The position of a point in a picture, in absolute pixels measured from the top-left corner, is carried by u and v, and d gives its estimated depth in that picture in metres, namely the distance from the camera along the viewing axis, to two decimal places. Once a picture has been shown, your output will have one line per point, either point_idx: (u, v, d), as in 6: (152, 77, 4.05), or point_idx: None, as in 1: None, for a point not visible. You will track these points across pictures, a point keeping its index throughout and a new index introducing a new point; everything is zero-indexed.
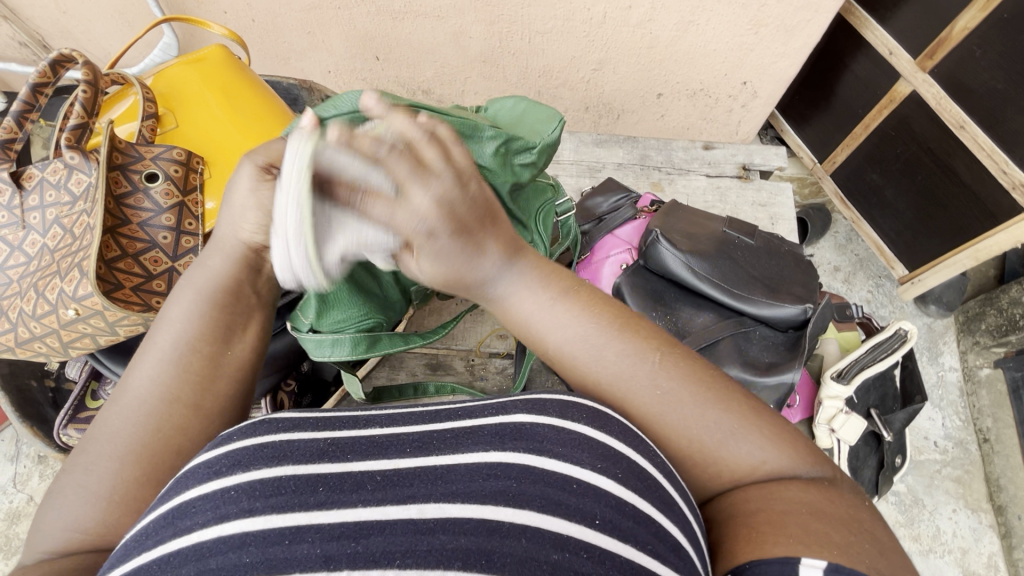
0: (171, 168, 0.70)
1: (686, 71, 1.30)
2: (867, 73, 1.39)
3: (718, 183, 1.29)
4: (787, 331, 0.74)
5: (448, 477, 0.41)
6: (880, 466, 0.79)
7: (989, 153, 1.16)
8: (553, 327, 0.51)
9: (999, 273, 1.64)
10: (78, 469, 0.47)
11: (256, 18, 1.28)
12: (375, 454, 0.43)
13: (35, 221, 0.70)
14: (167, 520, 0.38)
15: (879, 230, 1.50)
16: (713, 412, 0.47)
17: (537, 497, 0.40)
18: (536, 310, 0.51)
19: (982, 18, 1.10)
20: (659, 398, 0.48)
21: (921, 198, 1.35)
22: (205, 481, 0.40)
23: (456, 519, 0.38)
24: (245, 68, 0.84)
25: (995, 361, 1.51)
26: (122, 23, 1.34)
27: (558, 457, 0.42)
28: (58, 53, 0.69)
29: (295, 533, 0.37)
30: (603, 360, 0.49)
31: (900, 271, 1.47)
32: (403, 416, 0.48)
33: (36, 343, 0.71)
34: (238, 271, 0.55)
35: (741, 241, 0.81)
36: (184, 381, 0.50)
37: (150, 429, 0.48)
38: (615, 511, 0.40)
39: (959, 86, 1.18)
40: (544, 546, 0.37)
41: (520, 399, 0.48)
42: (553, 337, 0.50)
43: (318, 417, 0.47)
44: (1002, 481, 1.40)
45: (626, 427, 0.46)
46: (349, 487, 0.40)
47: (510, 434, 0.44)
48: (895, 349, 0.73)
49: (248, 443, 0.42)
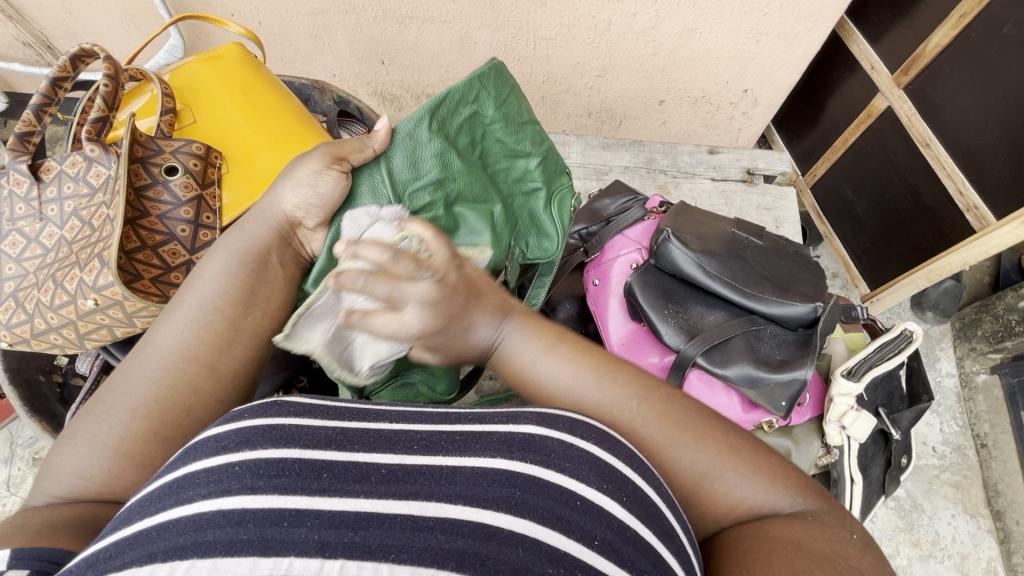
0: (190, 162, 0.71)
1: (688, 79, 1.32)
2: (853, 87, 1.42)
3: (723, 186, 1.30)
4: (797, 330, 0.75)
5: (453, 479, 0.40)
6: (888, 465, 0.79)
7: (949, 173, 1.18)
8: (551, 374, 0.53)
9: (993, 280, 1.67)
10: (96, 415, 0.49)
11: (264, 22, 1.29)
12: (382, 448, 0.43)
13: (52, 213, 0.69)
14: (171, 490, 0.38)
15: (848, 247, 1.51)
16: (689, 447, 0.49)
17: (538, 508, 0.39)
18: (535, 359, 0.54)
19: (954, 36, 1.13)
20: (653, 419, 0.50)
21: (890, 213, 1.36)
22: (212, 455, 0.40)
23: (454, 519, 0.37)
24: (260, 65, 0.85)
25: (992, 367, 1.53)
26: (129, 25, 1.34)
27: (564, 473, 0.42)
28: (79, 48, 0.68)
29: (294, 516, 0.36)
30: (599, 397, 0.51)
31: (863, 289, 1.48)
32: (412, 413, 0.48)
33: (52, 335, 0.71)
34: (271, 241, 0.56)
35: (750, 241, 0.82)
36: (203, 344, 0.51)
37: (164, 385, 0.49)
38: (616, 533, 0.39)
39: (930, 103, 1.20)
40: (539, 558, 0.36)
41: (533, 410, 0.47)
42: (552, 386, 0.53)
43: (331, 406, 0.46)
44: (1000, 486, 1.41)
45: (632, 453, 0.47)
46: (352, 478, 0.39)
47: (519, 442, 0.43)
48: (901, 349, 0.74)
49: (259, 423, 0.42)
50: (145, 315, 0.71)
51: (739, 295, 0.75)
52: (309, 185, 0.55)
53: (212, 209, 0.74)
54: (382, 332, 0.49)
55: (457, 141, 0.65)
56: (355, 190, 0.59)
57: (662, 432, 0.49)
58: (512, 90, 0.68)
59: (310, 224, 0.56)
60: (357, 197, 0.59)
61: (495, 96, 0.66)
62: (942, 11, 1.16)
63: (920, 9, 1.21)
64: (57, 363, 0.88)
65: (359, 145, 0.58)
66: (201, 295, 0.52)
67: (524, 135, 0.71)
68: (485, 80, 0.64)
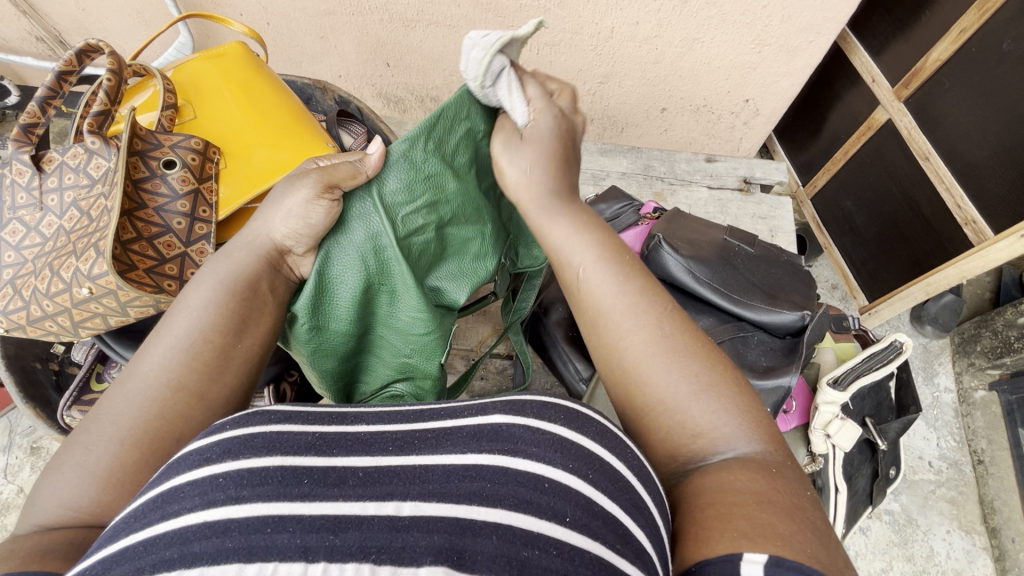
0: (188, 156, 0.72)
1: (690, 87, 1.33)
2: (854, 100, 1.42)
3: (720, 195, 1.31)
4: (784, 337, 0.76)
5: (426, 477, 0.41)
6: (874, 475, 0.79)
7: (948, 187, 1.18)
8: (574, 254, 0.56)
9: (994, 296, 1.67)
10: (82, 446, 0.48)
11: (272, 22, 1.31)
12: (360, 452, 0.43)
13: (52, 203, 0.71)
14: (155, 504, 0.38)
15: (846, 257, 1.51)
16: (680, 368, 0.50)
17: (509, 496, 0.40)
18: (564, 240, 0.56)
19: (953, 51, 1.13)
20: (652, 340, 0.51)
21: (888, 225, 1.38)
22: (194, 467, 0.40)
23: (430, 517, 0.38)
24: (262, 65, 0.86)
25: (990, 383, 1.53)
26: (140, 23, 1.37)
27: (531, 457, 0.42)
28: (85, 43, 0.70)
29: (277, 522, 0.36)
30: (612, 294, 0.53)
31: (861, 301, 1.48)
32: (390, 414, 0.48)
33: (47, 322, 0.72)
34: (260, 268, 0.55)
35: (741, 249, 0.82)
36: (191, 371, 0.50)
37: (152, 415, 0.49)
38: (585, 511, 0.40)
39: (931, 117, 1.20)
40: (514, 544, 0.37)
41: (502, 400, 0.48)
42: (576, 261, 0.55)
43: (308, 412, 0.47)
44: (995, 503, 1.40)
45: (603, 428, 0.46)
46: (332, 482, 0.40)
47: (487, 435, 0.44)
48: (889, 360, 0.75)
49: (239, 433, 0.42)
50: (137, 305, 0.72)
51: (727, 301, 0.76)
52: (301, 215, 0.53)
53: (208, 204, 0.74)
54: (529, 92, 0.54)
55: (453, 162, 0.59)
56: (346, 214, 0.56)
57: (654, 353, 0.51)
58: None
59: (299, 252, 0.55)
60: (349, 221, 0.56)
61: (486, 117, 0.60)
62: (944, 26, 1.16)
63: (921, 24, 1.21)
64: (54, 351, 0.90)
65: (351, 171, 0.53)
66: (188, 324, 0.52)
67: None
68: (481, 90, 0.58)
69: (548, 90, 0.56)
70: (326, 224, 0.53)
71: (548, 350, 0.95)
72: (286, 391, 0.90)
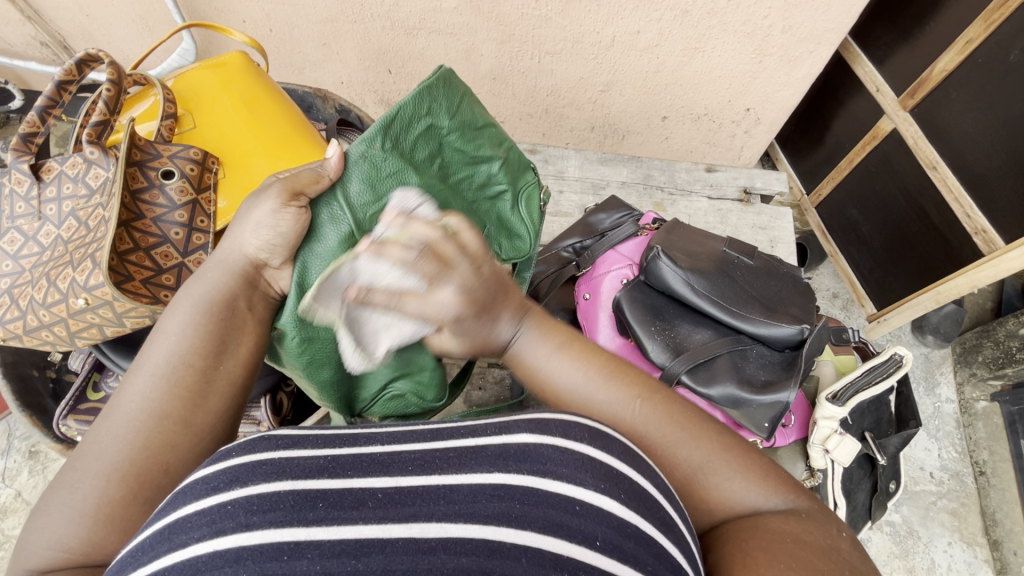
0: (187, 167, 0.72)
1: (691, 96, 1.33)
2: (859, 108, 1.41)
3: (719, 205, 1.31)
4: (784, 351, 0.75)
5: (451, 497, 0.40)
6: (874, 490, 0.79)
7: (956, 197, 1.18)
8: (558, 374, 0.55)
9: (996, 306, 1.66)
10: (67, 485, 0.47)
11: (274, 29, 1.31)
12: (376, 472, 0.42)
13: (51, 213, 0.71)
14: (163, 536, 0.37)
15: (854, 265, 1.47)
16: (687, 443, 0.50)
17: (538, 517, 0.40)
18: (544, 358, 0.55)
19: (960, 62, 1.13)
20: (650, 425, 0.51)
21: (897, 233, 1.34)
22: (204, 496, 0.39)
23: (456, 538, 0.38)
24: (263, 74, 0.86)
25: (992, 395, 1.52)
26: (143, 28, 1.37)
27: (561, 478, 0.42)
28: (85, 53, 0.70)
29: (294, 549, 0.36)
30: (593, 392, 0.53)
31: (869, 309, 1.44)
32: (402, 432, 0.47)
33: (43, 332, 0.72)
34: (232, 289, 0.56)
35: (741, 261, 0.82)
36: (174, 399, 0.50)
37: (139, 445, 0.48)
38: (616, 531, 0.40)
39: (937, 127, 1.20)
40: (543, 566, 0.37)
41: (524, 418, 0.46)
42: (558, 386, 0.55)
43: (318, 434, 0.45)
44: (997, 516, 1.39)
45: (626, 448, 0.47)
46: (349, 504, 0.39)
47: (514, 455, 0.43)
48: (889, 374, 0.74)
49: (247, 461, 0.41)
50: (135, 315, 0.71)
51: (724, 313, 0.76)
52: (270, 225, 0.55)
53: (206, 214, 0.75)
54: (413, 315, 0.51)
55: (414, 158, 0.64)
56: (317, 222, 0.58)
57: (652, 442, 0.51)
58: (461, 96, 0.68)
59: (275, 263, 0.57)
60: (321, 228, 0.58)
61: (434, 115, 0.65)
62: (949, 37, 1.16)
63: (926, 34, 1.21)
64: (52, 359, 0.90)
65: (313, 176, 0.57)
66: (168, 348, 0.52)
67: (481, 140, 0.71)
68: (434, 90, 0.64)
69: (440, 262, 0.51)
70: (297, 229, 0.56)
71: None
72: (282, 400, 0.92)
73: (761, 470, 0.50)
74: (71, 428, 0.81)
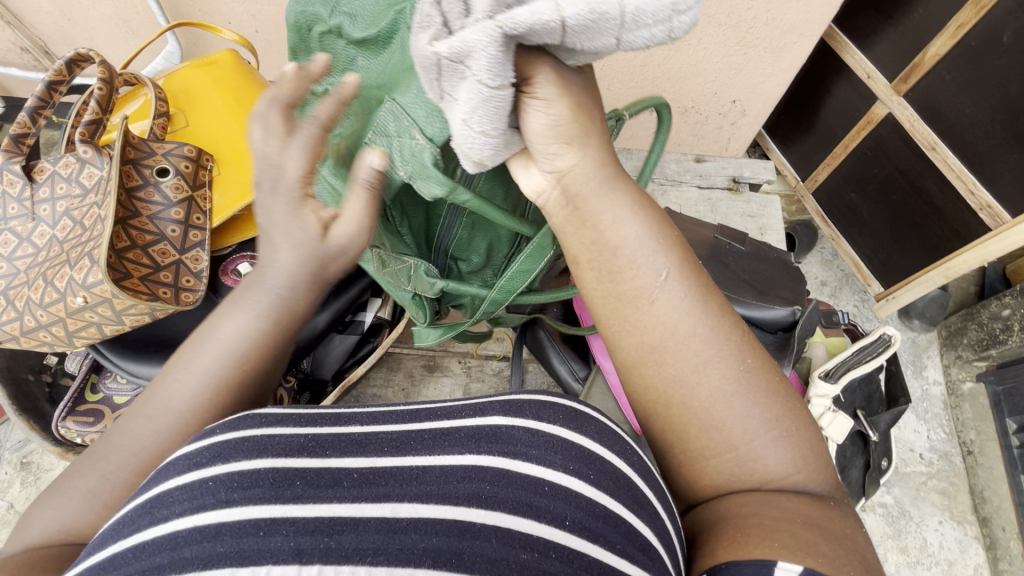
0: (182, 164, 0.73)
1: (678, 89, 1.34)
2: (847, 94, 1.40)
3: (709, 194, 1.33)
4: (776, 333, 0.76)
5: (423, 479, 0.41)
6: (867, 466, 0.81)
7: (958, 174, 1.17)
8: (638, 266, 0.48)
9: (979, 289, 1.70)
10: (84, 472, 0.48)
11: (260, 29, 1.31)
12: (354, 452, 0.43)
13: (45, 213, 0.71)
14: (144, 510, 0.38)
15: (857, 248, 1.48)
16: (748, 414, 0.47)
17: (509, 499, 0.41)
18: (630, 240, 0.48)
19: (953, 45, 1.11)
20: (722, 386, 0.47)
21: (899, 214, 1.35)
22: (184, 472, 0.40)
23: (428, 519, 0.38)
24: (254, 72, 0.87)
25: (977, 375, 1.55)
26: (126, 31, 1.36)
27: (531, 460, 0.43)
28: (75, 53, 0.70)
29: (270, 525, 0.36)
30: (684, 318, 0.47)
31: (876, 288, 1.46)
32: (383, 414, 0.48)
33: (41, 332, 0.70)
34: (293, 303, 0.51)
35: (732, 247, 0.84)
36: (215, 411, 0.50)
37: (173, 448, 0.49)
38: (585, 513, 0.41)
39: (933, 109, 1.19)
40: (513, 546, 0.38)
41: (500, 399, 0.48)
42: (633, 280, 0.48)
43: (301, 414, 0.46)
44: (986, 494, 1.43)
45: (603, 428, 0.47)
46: (326, 483, 0.40)
47: (486, 436, 0.44)
48: (879, 353, 0.76)
49: (230, 437, 0.41)
50: (133, 313, 0.70)
51: None
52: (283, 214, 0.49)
53: (202, 210, 0.75)
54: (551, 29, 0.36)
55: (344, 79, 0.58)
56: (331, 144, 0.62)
57: (705, 395, 0.47)
58: None
59: None
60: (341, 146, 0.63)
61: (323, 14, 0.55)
62: (936, 20, 1.15)
63: (910, 19, 1.19)
64: (46, 363, 0.89)
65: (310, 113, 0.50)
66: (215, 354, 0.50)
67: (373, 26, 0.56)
68: None
69: None
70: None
71: (544, 350, 0.94)
72: (282, 396, 0.89)
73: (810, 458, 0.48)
74: (71, 430, 0.81)
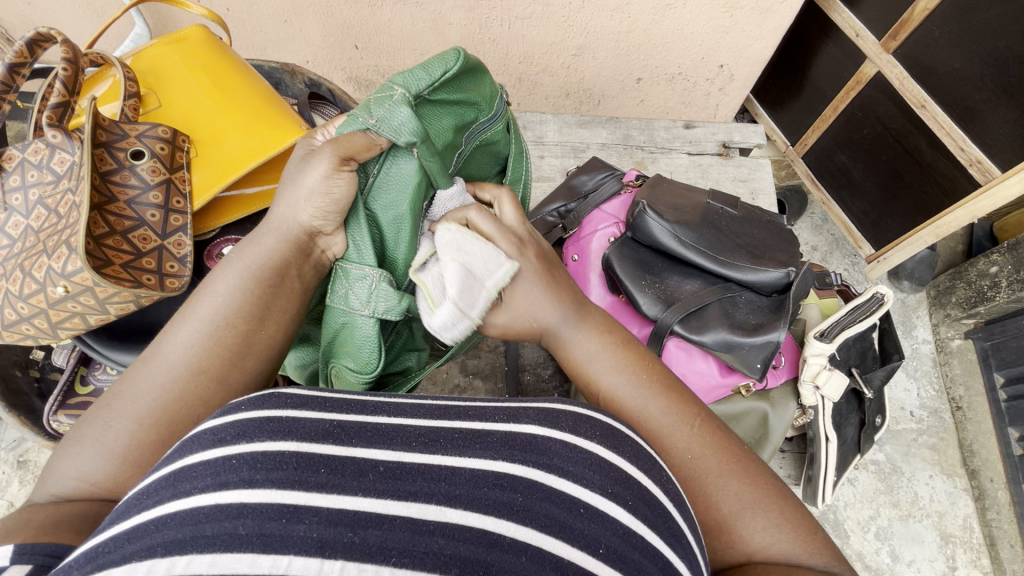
0: (157, 145, 0.70)
1: (664, 55, 1.32)
2: (835, 54, 1.38)
3: (699, 160, 1.31)
4: (771, 295, 0.77)
5: (453, 480, 0.39)
6: (861, 424, 0.83)
7: (948, 132, 1.16)
8: (603, 373, 0.57)
9: (966, 248, 1.72)
10: (100, 421, 0.51)
11: (231, 7, 1.26)
12: (380, 443, 0.42)
13: (16, 202, 0.68)
14: (168, 481, 0.37)
15: (847, 211, 1.49)
16: (734, 484, 0.51)
17: (541, 515, 0.39)
18: (589, 355, 0.58)
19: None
20: (696, 457, 0.52)
21: (890, 174, 1.34)
22: (209, 447, 0.39)
23: (457, 525, 0.37)
24: (226, 49, 0.84)
25: (966, 333, 1.58)
26: (89, 13, 1.31)
27: (567, 475, 0.41)
28: (35, 32, 0.66)
29: (293, 512, 0.35)
30: (648, 406, 0.54)
31: (866, 250, 1.47)
32: (411, 406, 0.47)
33: (23, 325, 0.69)
34: (289, 254, 0.59)
35: (724, 211, 0.83)
36: (211, 356, 0.54)
37: (172, 398, 0.52)
38: (621, 540, 0.39)
39: (922, 66, 1.18)
40: (543, 567, 0.35)
41: (532, 407, 0.47)
42: (603, 383, 0.57)
43: (328, 398, 0.45)
44: (974, 447, 1.46)
45: (638, 448, 0.47)
46: (350, 474, 0.39)
47: (519, 444, 0.43)
48: (872, 312, 0.76)
49: (257, 415, 0.41)
50: (117, 301, 0.68)
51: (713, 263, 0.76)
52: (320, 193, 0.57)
53: (182, 194, 0.73)
54: None
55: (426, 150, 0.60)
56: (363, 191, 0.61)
57: (684, 471, 0.52)
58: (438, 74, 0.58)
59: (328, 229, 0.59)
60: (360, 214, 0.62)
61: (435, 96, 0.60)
62: None
63: None
64: (32, 358, 0.87)
65: (365, 141, 0.57)
66: (213, 310, 0.55)
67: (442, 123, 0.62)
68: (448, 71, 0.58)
69: None
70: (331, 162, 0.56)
71: None
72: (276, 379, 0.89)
73: (802, 526, 0.50)
74: (63, 423, 0.80)
